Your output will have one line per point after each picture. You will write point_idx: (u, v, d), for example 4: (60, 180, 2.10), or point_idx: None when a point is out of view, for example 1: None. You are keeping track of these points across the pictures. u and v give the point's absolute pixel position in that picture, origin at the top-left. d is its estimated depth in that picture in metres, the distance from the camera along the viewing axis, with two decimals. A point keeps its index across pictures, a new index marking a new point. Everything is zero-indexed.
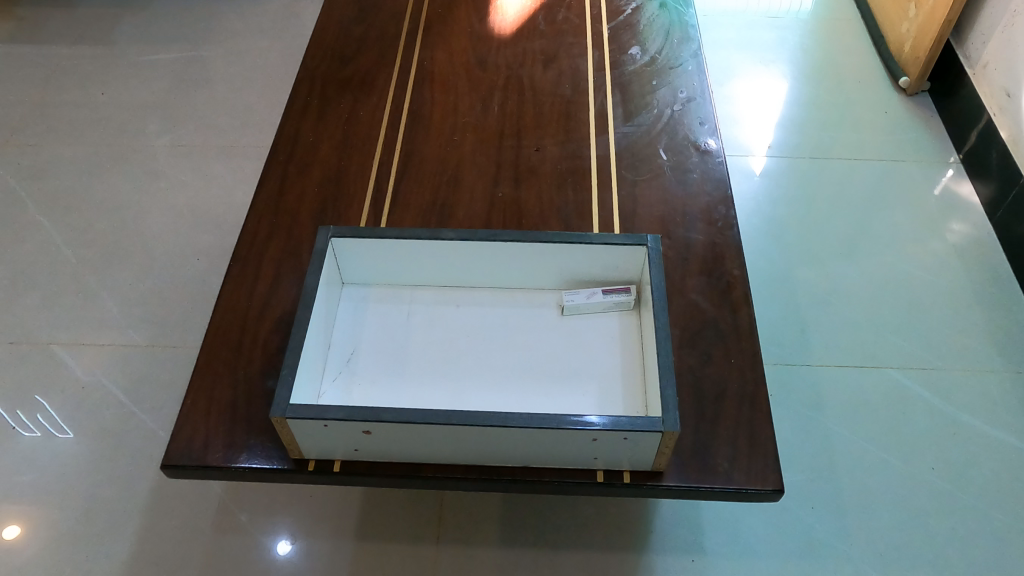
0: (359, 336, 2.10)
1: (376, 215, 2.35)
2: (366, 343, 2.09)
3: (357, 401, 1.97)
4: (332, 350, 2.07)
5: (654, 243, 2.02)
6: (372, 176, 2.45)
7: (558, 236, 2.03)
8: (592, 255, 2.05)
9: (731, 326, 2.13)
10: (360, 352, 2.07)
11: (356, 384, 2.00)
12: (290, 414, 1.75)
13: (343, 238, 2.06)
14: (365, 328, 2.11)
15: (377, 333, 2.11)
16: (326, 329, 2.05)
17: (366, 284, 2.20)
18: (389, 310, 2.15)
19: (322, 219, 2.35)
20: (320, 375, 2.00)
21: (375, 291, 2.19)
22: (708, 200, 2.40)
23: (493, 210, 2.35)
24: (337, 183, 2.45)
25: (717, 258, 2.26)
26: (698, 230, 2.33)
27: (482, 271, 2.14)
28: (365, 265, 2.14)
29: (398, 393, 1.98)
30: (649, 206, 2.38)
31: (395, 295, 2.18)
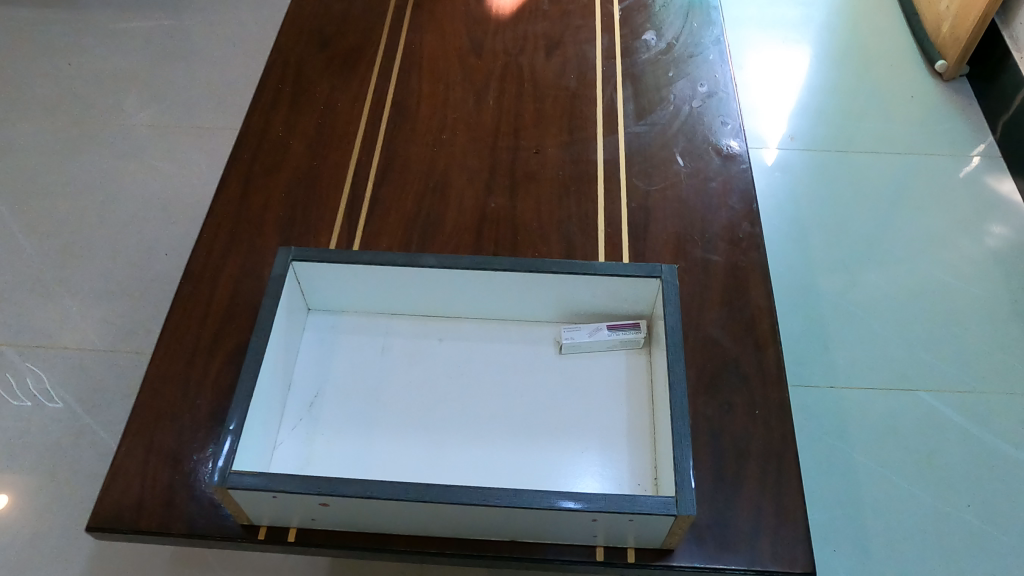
0: (324, 374, 1.82)
1: (351, 227, 2.05)
2: (332, 382, 1.80)
3: (318, 456, 1.69)
4: (292, 389, 1.79)
5: (669, 275, 1.73)
6: (348, 181, 2.15)
7: (557, 265, 1.74)
8: (596, 286, 1.76)
9: (756, 368, 1.84)
10: (324, 393, 1.78)
11: (317, 434, 1.72)
12: (232, 483, 1.47)
13: (306, 262, 1.77)
14: (332, 365, 1.83)
15: (345, 370, 1.82)
16: (285, 367, 1.77)
17: (334, 310, 1.91)
18: (361, 344, 1.86)
19: (289, 230, 2.06)
20: (276, 423, 1.72)
21: (345, 320, 1.90)
22: (730, 214, 2.10)
23: (484, 224, 2.05)
24: (308, 187, 2.15)
25: (740, 284, 1.97)
26: (718, 250, 2.03)
27: (468, 301, 1.85)
28: (333, 290, 1.85)
29: (366, 447, 1.70)
30: (663, 221, 2.08)
31: (369, 326, 1.90)
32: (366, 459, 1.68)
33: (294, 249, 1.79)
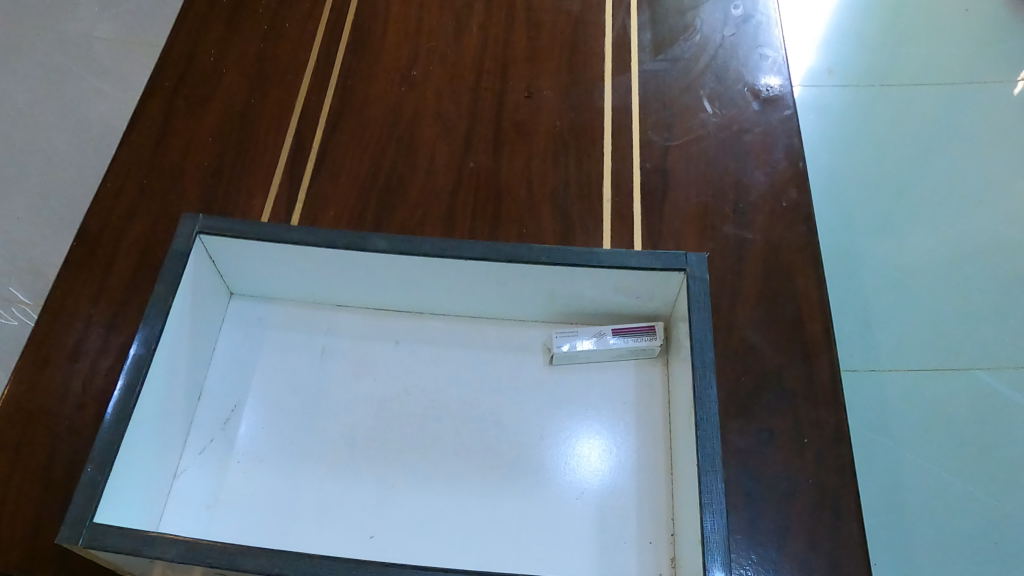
0: (246, 383, 1.42)
1: (292, 187, 1.63)
2: (255, 396, 1.41)
3: (230, 497, 1.31)
4: (201, 405, 1.39)
5: (698, 267, 1.30)
6: (291, 126, 1.72)
7: (550, 251, 1.31)
8: (600, 280, 1.34)
9: (805, 383, 1.44)
10: (243, 410, 1.39)
11: (232, 464, 1.34)
12: (90, 542, 1.07)
13: (218, 236, 1.34)
14: (256, 372, 1.43)
15: (273, 380, 1.42)
16: (190, 375, 1.36)
17: (260, 296, 1.50)
18: (294, 347, 1.45)
19: (213, 189, 1.64)
20: (177, 451, 1.33)
21: (274, 310, 1.49)
22: (770, 178, 1.68)
23: (460, 190, 1.64)
24: (240, 133, 1.71)
25: (783, 271, 1.57)
26: (755, 226, 1.62)
27: (433, 295, 1.43)
28: (257, 272, 1.44)
29: (295, 488, 1.32)
30: (686, 185, 1.66)
31: (305, 323, 1.48)
32: (295, 505, 1.30)
33: (204, 217, 1.36)
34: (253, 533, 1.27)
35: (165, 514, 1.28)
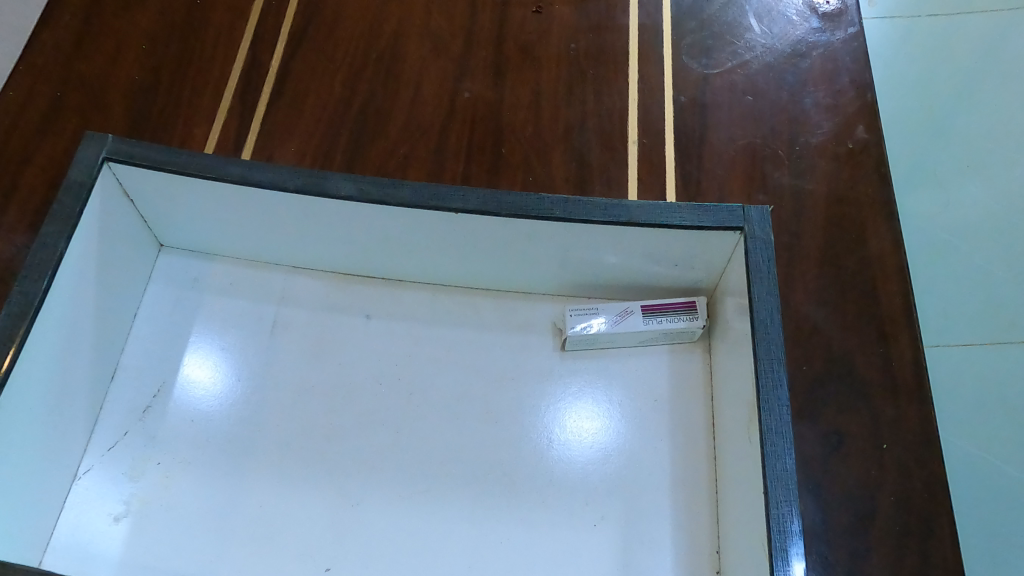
0: (173, 365, 1.10)
1: (245, 112, 1.29)
2: (185, 382, 1.09)
3: (146, 514, 1.01)
4: (112, 389, 1.08)
5: (760, 227, 1.00)
6: (247, 31, 1.37)
7: (569, 204, 1.00)
8: (630, 242, 1.04)
9: (883, 375, 1.14)
10: (167, 396, 1.08)
11: (150, 466, 1.03)
12: None
13: (133, 168, 1.02)
14: (186, 350, 1.12)
15: (209, 363, 1.11)
16: (97, 348, 1.04)
17: (196, 252, 1.17)
18: (235, 316, 1.14)
19: (145, 105, 1.27)
20: (76, 453, 1.02)
21: (215, 271, 1.16)
22: (832, 115, 1.37)
23: (451, 125, 1.32)
24: (182, 35, 1.35)
25: (851, 230, 1.26)
26: (815, 173, 1.31)
27: (413, 259, 1.11)
28: (190, 220, 1.11)
29: (231, 503, 1.02)
30: (730, 121, 1.35)
31: (248, 285, 1.16)
32: (231, 525, 1.01)
33: (113, 141, 1.03)
34: (173, 566, 0.98)
35: (54, 533, 0.99)
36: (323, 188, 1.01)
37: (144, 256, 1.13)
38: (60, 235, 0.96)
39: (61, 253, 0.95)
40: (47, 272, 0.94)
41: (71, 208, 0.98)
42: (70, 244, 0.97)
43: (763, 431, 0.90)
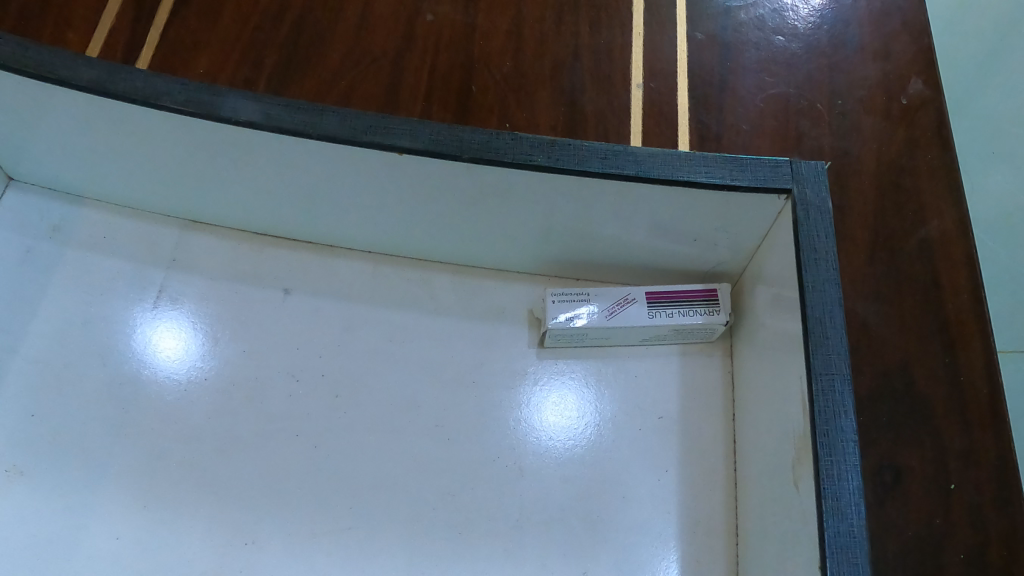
0: (14, 343, 0.81)
1: (141, 21, 1.01)
2: (30, 370, 0.80)
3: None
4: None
5: (813, 189, 0.74)
6: None
7: (556, 147, 0.73)
8: (638, 204, 0.76)
9: (951, 390, 0.92)
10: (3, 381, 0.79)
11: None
12: None
13: None
14: (35, 322, 0.82)
15: (64, 344, 0.82)
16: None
17: (59, 190, 0.88)
18: (104, 278, 0.85)
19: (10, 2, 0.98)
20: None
21: (81, 218, 0.87)
22: (883, 62, 1.10)
23: (408, 52, 1.04)
24: None
25: (908, 207, 1.02)
26: (861, 135, 1.05)
27: (346, 219, 0.84)
28: (42, 145, 0.81)
29: (79, 536, 0.74)
30: (756, 65, 1.08)
31: (123, 238, 0.87)
32: (75, 570, 0.73)
33: None
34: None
35: None
36: (215, 107, 0.71)
37: None
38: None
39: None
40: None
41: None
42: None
43: (818, 476, 0.64)
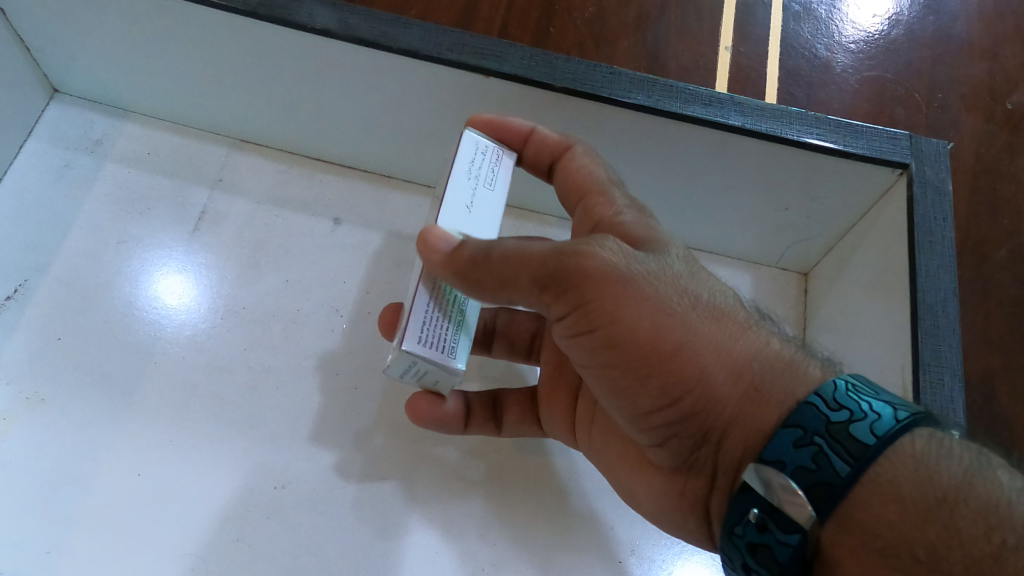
0: (40, 257, 0.74)
1: None
2: (59, 287, 0.73)
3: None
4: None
5: (933, 168, 0.67)
6: None
7: (658, 85, 0.66)
8: (734, 161, 0.70)
9: None
10: (30, 300, 0.72)
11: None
12: None
13: None
14: (67, 236, 0.76)
15: (100, 268, 0.75)
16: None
17: (101, 102, 0.83)
18: (147, 187, 0.80)
19: None
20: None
21: (125, 133, 0.82)
22: (989, 63, 1.01)
23: None
24: None
25: (1002, 213, 0.95)
26: (961, 132, 0.97)
27: (415, 144, 0.78)
28: (89, 39, 0.74)
29: (92, 467, 0.66)
30: (857, 41, 1.01)
31: (171, 149, 0.82)
32: (85, 500, 0.65)
33: None
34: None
35: None
36: (289, 11, 0.66)
37: (29, 98, 0.79)
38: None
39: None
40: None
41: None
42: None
43: None
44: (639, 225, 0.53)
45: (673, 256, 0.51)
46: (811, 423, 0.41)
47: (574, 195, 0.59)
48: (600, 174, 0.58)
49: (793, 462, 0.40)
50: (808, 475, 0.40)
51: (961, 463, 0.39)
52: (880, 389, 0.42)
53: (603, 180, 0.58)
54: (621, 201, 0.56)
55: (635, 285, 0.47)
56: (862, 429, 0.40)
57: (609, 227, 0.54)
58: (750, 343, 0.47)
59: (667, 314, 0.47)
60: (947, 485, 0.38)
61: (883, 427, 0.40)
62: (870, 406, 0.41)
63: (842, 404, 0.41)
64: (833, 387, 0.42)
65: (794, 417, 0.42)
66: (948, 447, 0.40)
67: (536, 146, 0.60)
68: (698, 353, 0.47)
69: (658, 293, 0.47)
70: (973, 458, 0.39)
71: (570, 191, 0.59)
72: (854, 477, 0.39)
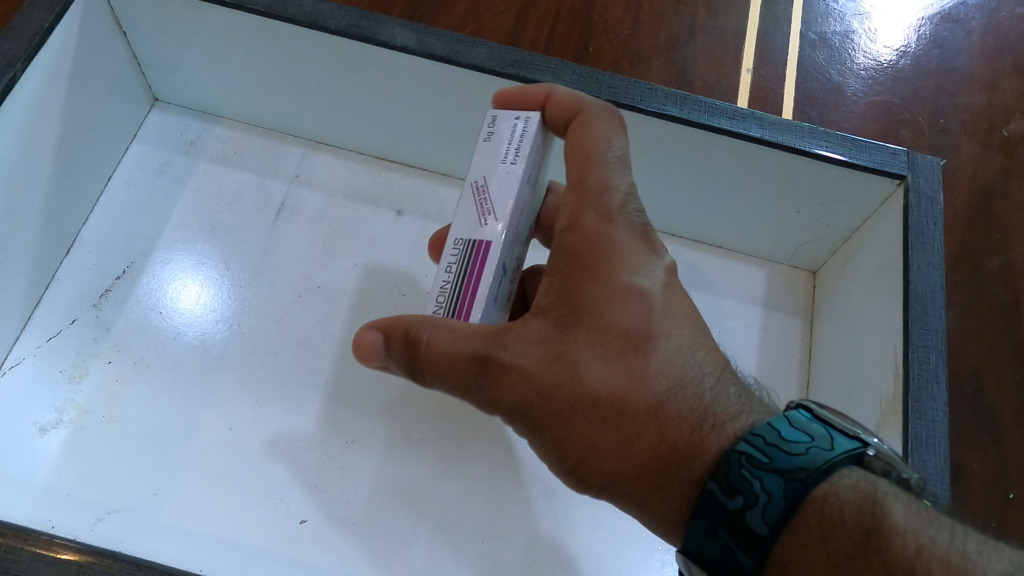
0: (143, 245, 0.87)
1: None
2: (161, 272, 0.86)
3: (81, 431, 0.77)
4: (64, 265, 0.84)
5: (927, 180, 0.76)
6: None
7: (688, 101, 0.77)
8: (752, 168, 0.80)
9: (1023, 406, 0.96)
10: (134, 281, 0.85)
11: (97, 364, 0.81)
12: None
13: None
14: (167, 225, 0.88)
15: (196, 255, 0.87)
16: (48, 207, 0.79)
17: (194, 109, 0.94)
18: (235, 184, 0.91)
19: None
20: (4, 342, 0.78)
21: (215, 135, 0.94)
22: (988, 93, 1.10)
23: (532, 9, 1.08)
24: None
25: (997, 229, 1.05)
26: (959, 154, 1.07)
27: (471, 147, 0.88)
28: (192, 55, 0.85)
29: (192, 423, 0.79)
30: (866, 68, 1.11)
31: (255, 149, 0.94)
32: (186, 450, 0.78)
33: None
34: (103, 496, 0.74)
35: None
36: (375, 32, 0.77)
37: (135, 104, 0.91)
38: (19, 54, 0.71)
39: (14, 77, 0.70)
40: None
41: (38, 20, 0.73)
42: (29, 72, 0.72)
43: (906, 417, 0.68)
44: (601, 250, 0.52)
45: (596, 335, 0.50)
46: (715, 514, 0.45)
47: (574, 171, 0.55)
48: (606, 152, 0.55)
49: (707, 553, 0.45)
50: (720, 564, 0.45)
51: (856, 513, 0.44)
52: (777, 453, 0.45)
53: (598, 165, 0.54)
54: (591, 206, 0.53)
55: (542, 401, 0.50)
56: (756, 518, 0.44)
57: (573, 241, 0.53)
58: (660, 426, 0.49)
59: (574, 416, 0.50)
60: (849, 540, 0.44)
61: (773, 513, 0.44)
62: (761, 486, 0.44)
63: (735, 488, 0.45)
64: (730, 465, 0.46)
65: (702, 504, 0.46)
66: (839, 505, 0.45)
67: (551, 111, 0.56)
68: (603, 455, 0.50)
69: (560, 399, 0.50)
70: (867, 506, 0.45)
71: (572, 163, 0.56)
72: (759, 563, 0.44)
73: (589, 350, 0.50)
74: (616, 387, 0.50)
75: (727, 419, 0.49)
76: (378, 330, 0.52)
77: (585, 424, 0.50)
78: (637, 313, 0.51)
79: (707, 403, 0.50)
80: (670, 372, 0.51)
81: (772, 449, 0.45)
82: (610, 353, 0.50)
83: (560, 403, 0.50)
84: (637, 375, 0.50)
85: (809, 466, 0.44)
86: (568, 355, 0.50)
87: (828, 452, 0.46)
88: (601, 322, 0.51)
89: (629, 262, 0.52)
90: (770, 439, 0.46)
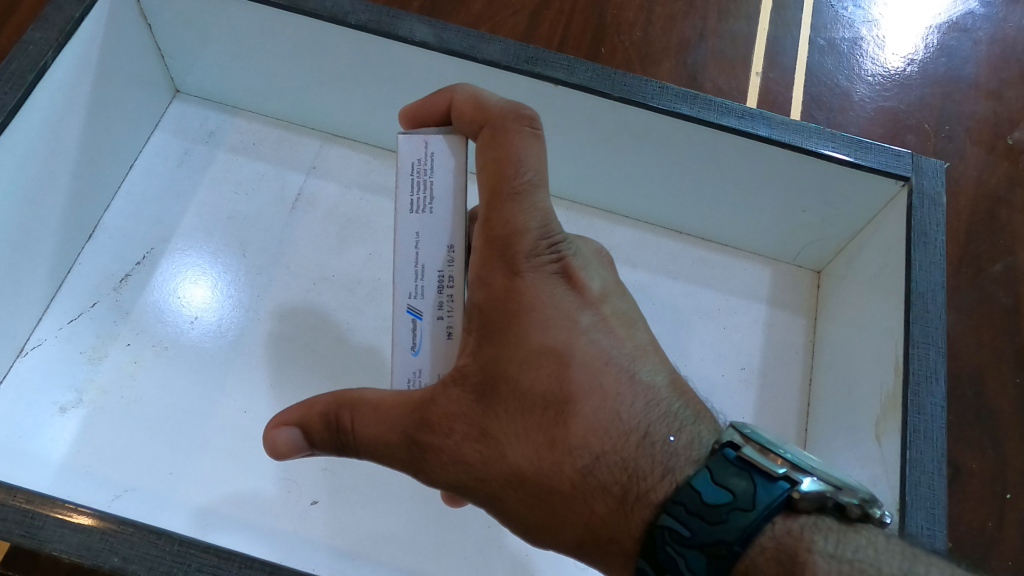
0: (163, 232, 0.89)
1: None
2: (181, 259, 0.88)
3: (101, 411, 0.79)
4: (86, 249, 0.86)
5: (931, 182, 0.78)
6: None
7: (697, 100, 0.79)
8: (759, 167, 0.82)
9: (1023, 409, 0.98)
10: (153, 267, 0.87)
11: (116, 347, 0.83)
12: None
13: None
14: (186, 213, 0.90)
15: (215, 243, 0.89)
16: (72, 193, 0.82)
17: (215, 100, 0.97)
18: (254, 173, 0.93)
19: None
20: (28, 323, 0.80)
21: (235, 126, 0.96)
22: (995, 102, 1.12)
23: (547, 9, 1.10)
24: None
25: (1000, 234, 1.06)
26: (964, 161, 1.09)
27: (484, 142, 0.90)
28: (215, 48, 0.88)
29: (208, 406, 0.81)
30: (874, 74, 1.13)
31: (273, 140, 0.96)
32: (203, 433, 0.80)
33: None
34: (121, 474, 0.76)
35: (13, 368, 0.79)
36: (395, 27, 0.79)
37: (158, 95, 0.93)
38: (50, 44, 0.73)
39: (45, 66, 0.72)
40: (20, 90, 0.70)
41: (68, 11, 0.75)
42: (59, 60, 0.74)
43: (905, 412, 0.70)
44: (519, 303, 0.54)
45: (512, 405, 0.53)
46: None
47: (484, 199, 0.55)
48: (518, 171, 0.54)
49: None
50: None
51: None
52: (695, 527, 0.46)
53: (513, 183, 0.54)
54: (495, 259, 0.54)
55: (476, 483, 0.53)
56: None
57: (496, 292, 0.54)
58: (589, 493, 0.51)
59: (508, 492, 0.52)
60: None
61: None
62: (686, 564, 0.46)
63: (663, 566, 0.47)
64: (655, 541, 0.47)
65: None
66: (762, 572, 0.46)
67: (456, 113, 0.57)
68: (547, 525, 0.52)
69: (489, 478, 0.53)
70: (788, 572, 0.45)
71: (484, 177, 0.55)
72: None
73: (510, 425, 0.53)
74: (540, 462, 0.52)
75: (652, 486, 0.50)
76: (295, 425, 0.54)
77: (518, 500, 0.52)
78: (551, 377, 0.53)
79: (632, 462, 0.51)
80: (594, 435, 0.52)
81: (692, 520, 0.46)
82: (530, 424, 0.53)
83: (490, 482, 0.53)
84: (558, 445, 0.52)
85: (729, 540, 0.45)
86: (489, 433, 0.53)
87: (750, 515, 0.46)
88: (513, 390, 0.53)
89: (545, 311, 0.54)
90: (691, 508, 0.47)
